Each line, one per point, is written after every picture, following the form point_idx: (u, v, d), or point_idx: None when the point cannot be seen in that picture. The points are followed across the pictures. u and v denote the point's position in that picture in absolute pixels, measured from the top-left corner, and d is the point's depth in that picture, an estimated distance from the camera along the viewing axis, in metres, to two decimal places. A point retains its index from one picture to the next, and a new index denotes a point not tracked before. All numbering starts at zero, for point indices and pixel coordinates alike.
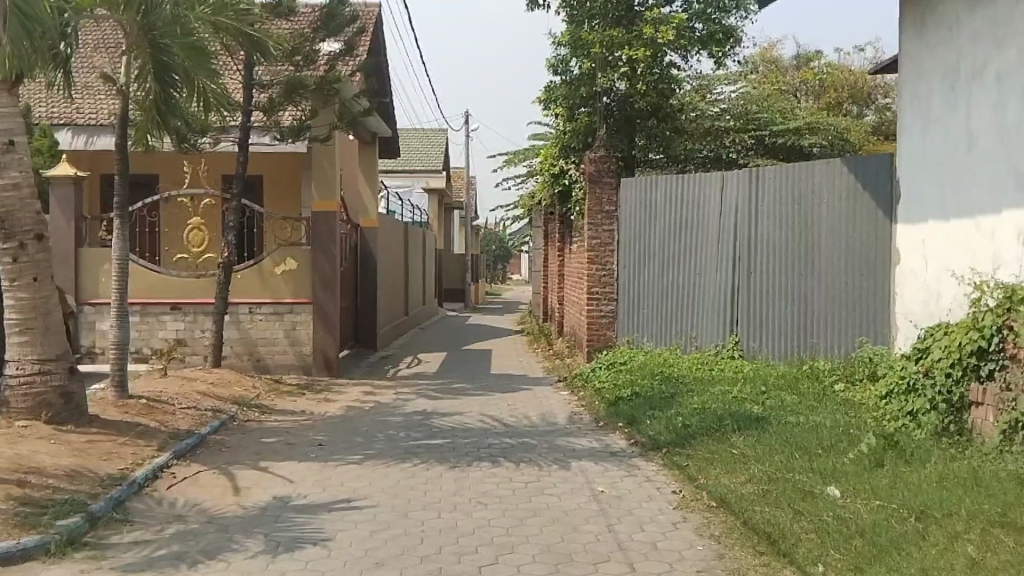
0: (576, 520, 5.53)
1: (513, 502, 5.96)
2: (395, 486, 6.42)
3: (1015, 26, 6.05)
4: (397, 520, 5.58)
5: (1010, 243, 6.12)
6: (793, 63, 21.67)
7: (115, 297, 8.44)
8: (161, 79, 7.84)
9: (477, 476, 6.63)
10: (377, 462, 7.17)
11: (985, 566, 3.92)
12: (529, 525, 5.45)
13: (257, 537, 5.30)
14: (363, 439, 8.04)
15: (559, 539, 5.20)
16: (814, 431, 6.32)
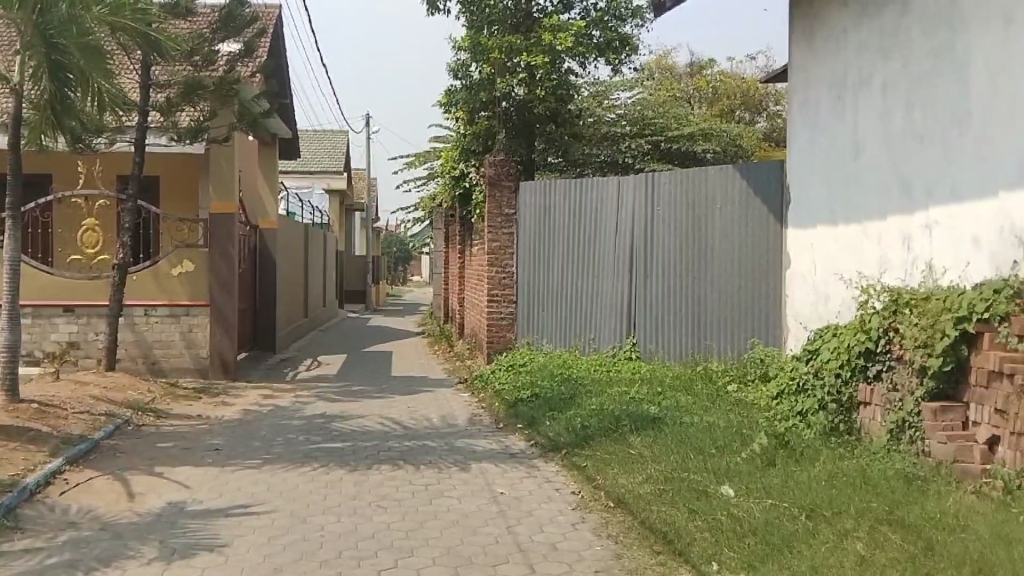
0: (476, 523, 5.45)
1: (413, 505, 5.85)
2: (293, 491, 6.21)
3: (900, 37, 6.25)
4: (296, 525, 5.40)
5: (896, 248, 6.37)
6: (687, 70, 22.18)
7: (7, 301, 7.90)
8: (55, 78, 7.20)
9: (377, 480, 6.48)
10: (276, 466, 6.94)
11: (873, 564, 4.02)
12: (429, 528, 5.34)
13: (150, 544, 5.03)
14: (261, 443, 7.76)
15: (459, 541, 5.12)
16: (708, 432, 6.42)
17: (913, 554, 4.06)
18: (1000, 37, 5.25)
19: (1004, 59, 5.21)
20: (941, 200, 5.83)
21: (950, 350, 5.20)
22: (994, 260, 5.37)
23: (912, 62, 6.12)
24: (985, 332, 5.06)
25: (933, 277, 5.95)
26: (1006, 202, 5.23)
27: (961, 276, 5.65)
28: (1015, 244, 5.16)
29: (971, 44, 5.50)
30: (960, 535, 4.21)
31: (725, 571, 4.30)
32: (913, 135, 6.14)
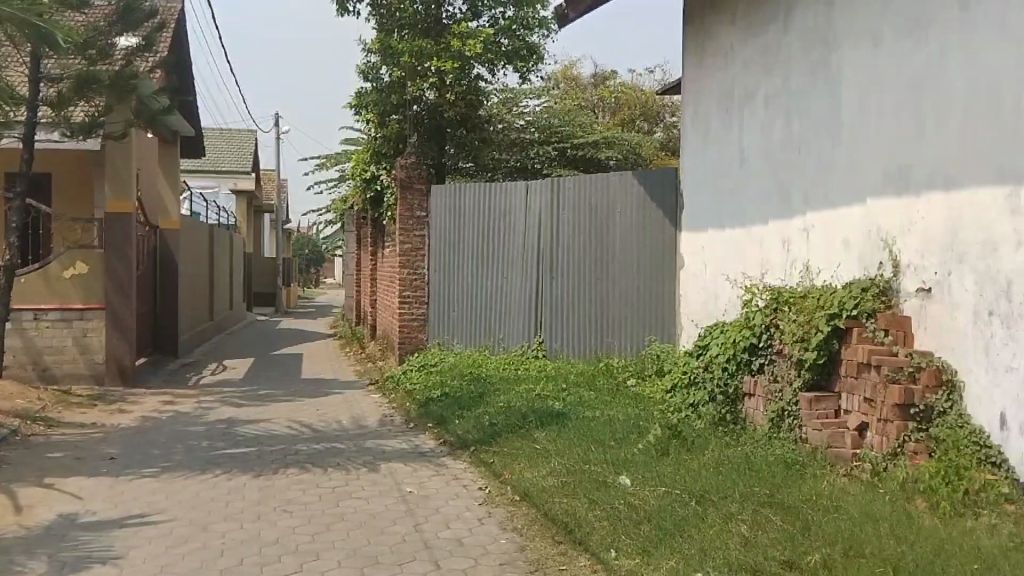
0: (384, 523, 5.65)
1: (319, 508, 6.00)
2: (194, 498, 6.29)
3: (781, 56, 6.73)
4: (196, 534, 5.49)
5: (775, 250, 6.87)
6: (591, 81, 22.77)
7: None
8: None
9: (282, 484, 6.61)
10: (175, 474, 7.00)
11: (754, 544, 4.28)
12: (333, 531, 5.53)
13: (40, 559, 5.07)
14: (160, 451, 7.77)
15: (366, 542, 5.31)
16: (608, 425, 6.78)
17: (789, 534, 4.34)
18: (866, 57, 5.74)
19: (870, 77, 5.71)
20: (817, 206, 6.32)
21: (824, 344, 5.62)
22: (862, 260, 5.84)
23: (792, 78, 6.60)
24: (854, 327, 5.52)
25: (810, 276, 6.43)
26: (872, 208, 5.74)
27: (833, 276, 6.13)
28: (880, 246, 5.65)
29: (842, 64, 5.99)
30: (832, 515, 4.51)
31: (621, 557, 4.54)
32: (792, 146, 6.62)
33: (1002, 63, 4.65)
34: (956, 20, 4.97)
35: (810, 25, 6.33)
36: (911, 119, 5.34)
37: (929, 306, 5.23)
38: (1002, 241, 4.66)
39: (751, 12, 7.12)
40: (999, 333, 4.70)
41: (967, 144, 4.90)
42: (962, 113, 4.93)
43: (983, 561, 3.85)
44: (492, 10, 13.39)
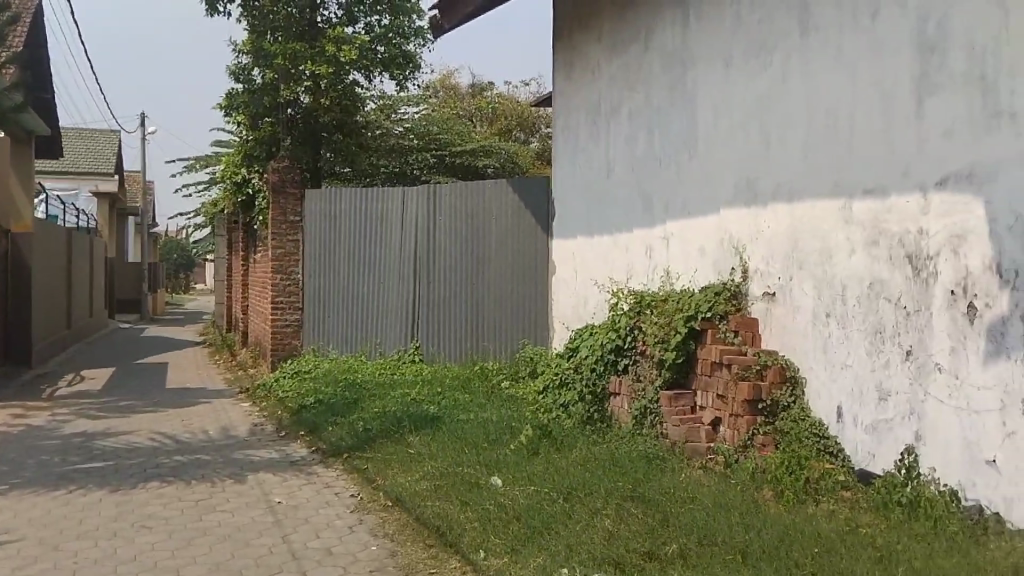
0: (249, 535, 5.42)
1: (181, 522, 5.75)
2: (45, 516, 6.01)
3: (643, 73, 7.09)
4: (46, 553, 5.20)
5: (640, 257, 7.22)
6: (468, 90, 23.01)
7: None
8: None
9: (142, 498, 6.39)
10: (25, 491, 6.70)
11: (620, 537, 4.35)
12: (198, 545, 5.27)
13: None
14: (9, 468, 7.43)
15: (230, 556, 5.06)
16: (481, 426, 6.89)
17: (652, 526, 4.43)
18: (719, 77, 6.14)
19: (723, 97, 6.11)
20: (677, 215, 6.69)
21: (682, 345, 5.97)
22: (715, 265, 6.25)
23: (653, 95, 6.97)
24: (709, 329, 5.92)
25: (670, 281, 6.80)
26: (725, 218, 6.14)
27: (691, 281, 6.52)
28: (732, 253, 6.07)
29: (698, 83, 6.39)
30: (688, 506, 4.66)
31: (490, 556, 4.48)
32: (654, 158, 6.98)
33: (837, 86, 5.10)
34: (797, 46, 5.41)
35: (668, 45, 6.71)
36: (759, 137, 5.76)
37: (774, 309, 5.68)
38: (837, 249, 5.12)
39: (615, 31, 7.48)
40: (836, 332, 5.15)
41: (808, 160, 5.34)
42: (804, 131, 5.37)
43: (827, 546, 3.99)
44: (368, 17, 13.43)
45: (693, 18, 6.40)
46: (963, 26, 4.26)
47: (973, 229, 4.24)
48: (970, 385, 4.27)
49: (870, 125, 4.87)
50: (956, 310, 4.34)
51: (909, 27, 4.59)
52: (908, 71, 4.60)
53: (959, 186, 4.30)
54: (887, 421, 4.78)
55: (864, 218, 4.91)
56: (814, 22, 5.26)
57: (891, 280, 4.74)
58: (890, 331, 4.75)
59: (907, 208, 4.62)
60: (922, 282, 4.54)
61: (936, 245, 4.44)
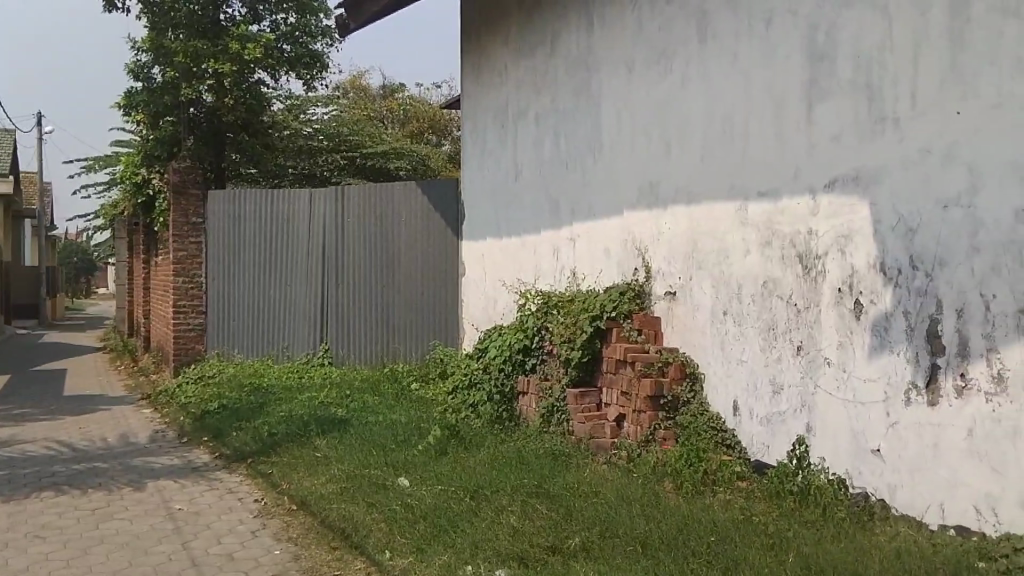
0: (149, 543, 5.28)
1: (77, 531, 5.57)
2: None
3: (549, 76, 7.20)
4: None
5: (547, 258, 7.31)
6: (380, 92, 22.83)
7: None
8: None
9: (36, 508, 6.15)
10: None
11: (525, 532, 4.40)
12: (94, 554, 5.11)
13: None
14: None
15: (127, 564, 4.93)
16: (388, 428, 6.87)
17: (555, 520, 4.50)
18: (621, 81, 6.28)
19: (625, 100, 6.26)
20: (582, 217, 6.80)
21: (588, 343, 6.08)
22: (619, 266, 6.39)
23: (559, 99, 7.08)
24: (614, 327, 6.01)
25: (576, 281, 6.91)
26: (628, 220, 6.29)
27: (596, 281, 6.65)
28: (634, 254, 6.22)
29: (602, 87, 6.53)
30: (592, 500, 4.75)
31: (395, 556, 4.48)
32: (560, 161, 7.09)
33: (733, 91, 5.28)
34: (695, 52, 5.58)
35: (573, 49, 6.83)
36: (659, 140, 5.93)
37: (675, 307, 5.85)
38: (733, 249, 5.30)
39: (522, 35, 7.56)
40: (732, 330, 5.33)
41: (705, 163, 5.51)
42: (702, 134, 5.54)
43: (722, 535, 4.11)
44: (273, 16, 13.30)
45: (596, 24, 6.53)
46: (850, 35, 4.46)
47: (858, 229, 4.45)
48: (856, 378, 4.47)
49: (763, 129, 5.05)
50: (843, 306, 4.54)
51: (799, 35, 4.79)
52: (799, 78, 4.80)
53: (845, 188, 4.51)
54: (780, 414, 4.97)
55: (758, 219, 5.10)
56: (711, 29, 5.43)
57: (783, 279, 4.93)
58: (783, 328, 4.94)
59: (798, 209, 4.81)
60: (812, 280, 4.73)
61: (824, 245, 4.64)
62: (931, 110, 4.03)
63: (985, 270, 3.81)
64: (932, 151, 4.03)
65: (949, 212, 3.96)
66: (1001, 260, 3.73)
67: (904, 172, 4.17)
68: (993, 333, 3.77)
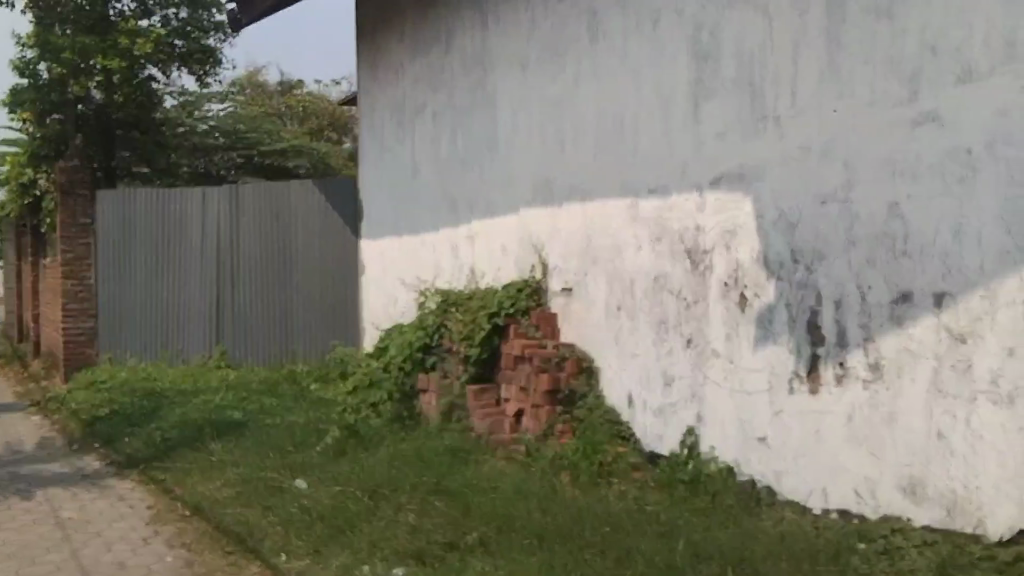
0: (36, 553, 5.08)
1: None
2: None
3: (444, 74, 7.21)
4: None
5: (446, 256, 7.32)
6: (278, 88, 22.43)
7: None
8: None
9: None
10: None
11: (424, 530, 4.41)
12: None
13: None
14: None
15: None
16: (286, 430, 6.75)
17: (453, 517, 4.53)
18: (516, 79, 6.35)
19: (520, 99, 6.33)
20: (480, 215, 6.85)
21: (486, 341, 6.12)
22: (517, 263, 6.46)
23: (455, 96, 7.10)
24: (512, 324, 6.11)
25: (475, 279, 6.94)
26: (525, 217, 6.36)
27: (494, 279, 6.70)
28: (531, 251, 6.30)
29: (497, 85, 6.58)
30: (490, 495, 4.79)
31: (290, 560, 4.43)
32: (456, 159, 7.12)
33: (623, 91, 5.40)
34: (587, 51, 5.68)
35: (468, 47, 6.87)
36: (554, 138, 6.02)
37: (572, 303, 5.95)
38: (625, 245, 5.42)
39: (417, 31, 7.56)
40: (625, 324, 5.45)
41: (598, 160, 5.62)
42: (595, 132, 5.65)
43: (615, 525, 4.21)
44: (164, 11, 12.91)
45: (490, 23, 6.58)
46: (734, 35, 4.62)
47: (742, 225, 4.61)
48: (743, 368, 4.64)
49: (653, 128, 5.19)
50: (729, 299, 4.70)
51: (686, 35, 4.93)
52: (685, 78, 4.94)
53: (730, 185, 4.67)
54: (672, 404, 5.12)
55: (649, 216, 5.23)
56: (602, 29, 5.54)
57: (673, 273, 5.08)
58: (673, 321, 5.08)
59: (686, 206, 4.96)
60: (700, 275, 4.88)
61: (711, 240, 4.80)
62: (808, 110, 4.22)
63: (860, 262, 4.00)
64: (811, 149, 4.22)
65: (827, 207, 4.15)
66: (875, 253, 3.93)
67: (785, 169, 4.35)
68: (869, 323, 3.97)
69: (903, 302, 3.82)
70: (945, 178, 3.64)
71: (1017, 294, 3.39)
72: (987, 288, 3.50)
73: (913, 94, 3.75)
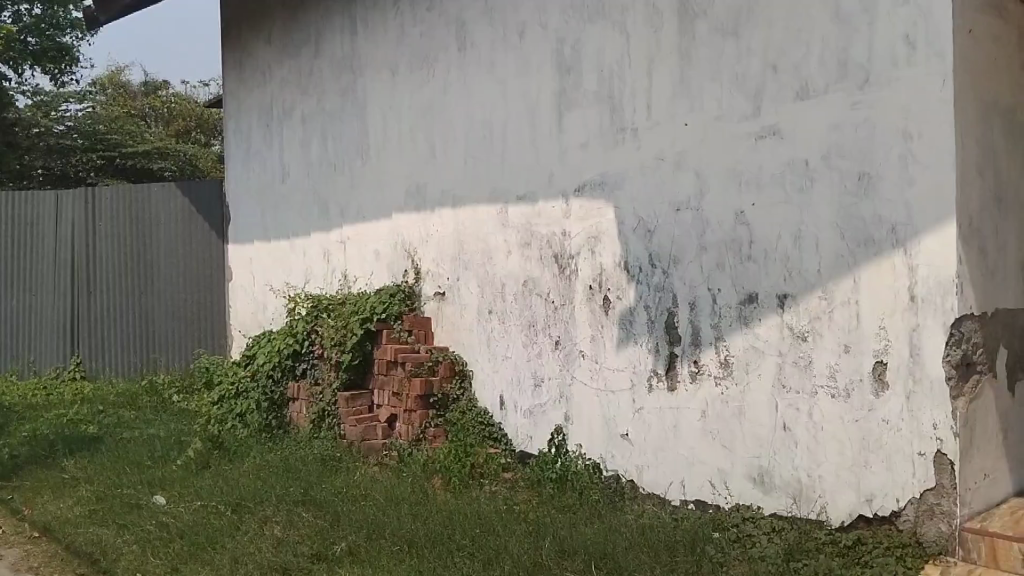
0: None
1: None
2: None
3: (314, 77, 7.14)
4: None
5: (318, 261, 7.24)
6: (142, 88, 21.57)
7: None
8: None
9: None
10: None
11: (288, 543, 4.37)
12: None
13: None
14: None
15: None
16: (146, 444, 6.52)
17: (319, 526, 4.52)
18: (386, 85, 6.36)
19: (391, 105, 6.34)
20: (351, 219, 6.81)
21: (358, 346, 6.06)
22: (389, 268, 6.46)
23: (325, 100, 7.03)
24: (383, 329, 6.06)
25: (347, 285, 6.90)
26: (397, 222, 6.37)
27: (367, 284, 6.67)
28: (403, 256, 6.32)
29: (367, 89, 6.57)
30: (360, 503, 4.78)
31: None
32: (327, 163, 7.06)
33: (490, 99, 5.50)
34: (455, 60, 5.75)
35: (337, 51, 6.82)
36: (424, 144, 6.06)
37: (444, 308, 6.00)
38: (495, 250, 5.51)
39: (285, 34, 7.45)
40: (497, 327, 5.55)
41: (467, 167, 5.70)
42: (464, 139, 5.72)
43: (484, 527, 4.28)
44: (14, 5, 12.29)
45: (359, 28, 6.57)
46: (593, 49, 4.78)
47: (605, 231, 4.77)
48: (607, 368, 4.80)
49: (520, 136, 5.30)
50: (594, 303, 4.85)
51: (549, 48, 5.07)
52: (549, 88, 5.08)
53: (592, 193, 4.83)
54: (541, 405, 5.24)
55: (517, 222, 5.34)
56: (470, 37, 5.62)
57: (541, 277, 5.20)
58: (542, 323, 5.21)
59: (552, 212, 5.10)
60: (566, 278, 5.02)
61: (576, 246, 4.95)
62: (663, 122, 4.42)
63: (711, 267, 4.21)
64: (666, 159, 4.41)
65: (680, 215, 4.35)
66: (725, 258, 4.15)
67: (642, 178, 4.54)
68: (719, 323, 4.19)
69: (750, 303, 4.05)
70: (785, 187, 3.88)
71: (850, 296, 3.66)
72: (824, 290, 3.75)
73: (756, 109, 3.99)
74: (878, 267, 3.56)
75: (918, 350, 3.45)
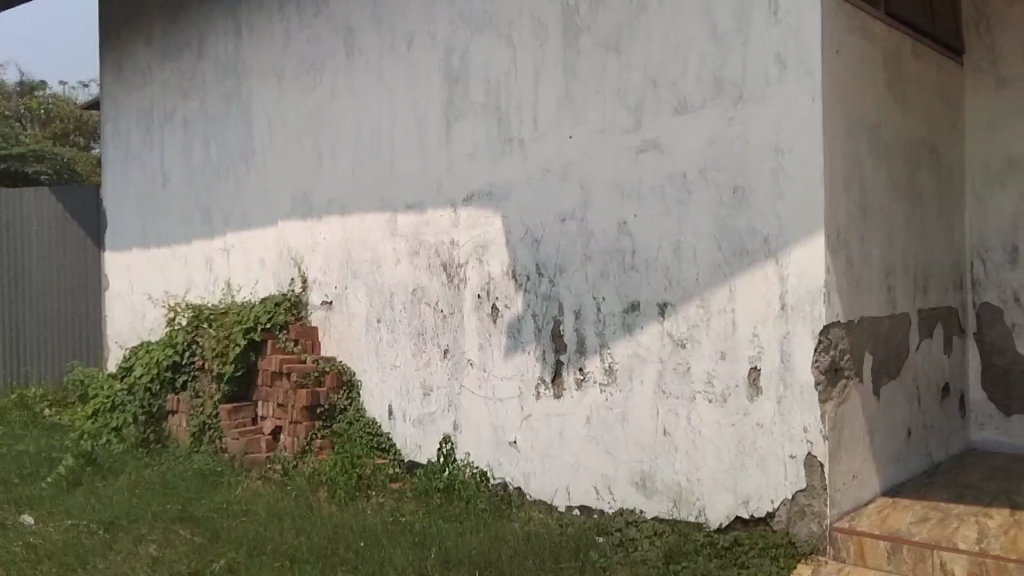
0: None
1: None
2: None
3: (197, 80, 6.94)
4: None
5: (200, 269, 7.02)
6: (16, 88, 20.55)
7: None
8: None
9: None
10: None
11: (163, 562, 4.19)
12: None
13: None
14: None
15: None
16: (13, 461, 6.15)
17: (197, 543, 4.38)
18: (272, 89, 6.23)
19: (277, 111, 6.21)
20: (235, 226, 6.64)
21: (241, 357, 5.94)
22: (275, 277, 6.31)
23: (208, 104, 6.84)
24: (268, 339, 5.93)
25: (231, 293, 6.71)
26: (283, 229, 6.24)
27: (251, 293, 6.51)
28: (290, 265, 6.19)
29: (252, 93, 6.43)
30: (239, 519, 4.65)
31: None
32: (210, 169, 6.86)
33: (378, 107, 5.46)
34: (342, 67, 5.69)
35: (221, 55, 6.66)
36: (311, 151, 5.96)
37: (331, 317, 5.89)
38: (383, 258, 5.47)
39: (167, 35, 7.22)
40: (385, 336, 5.49)
41: (356, 175, 5.64)
42: (352, 146, 5.66)
43: (370, 539, 4.23)
44: None
45: (244, 31, 6.42)
46: (480, 60, 4.81)
47: (493, 240, 4.79)
48: (495, 376, 4.81)
49: (409, 144, 5.27)
50: (482, 311, 4.86)
51: (437, 57, 5.07)
52: (437, 98, 5.09)
53: (480, 202, 4.85)
54: (430, 414, 5.21)
55: (406, 230, 5.31)
56: (357, 44, 5.57)
57: (429, 286, 5.18)
58: (430, 332, 5.18)
59: (440, 221, 5.09)
60: (454, 287, 5.02)
61: (464, 255, 4.95)
62: (549, 133, 4.48)
63: (596, 275, 4.28)
64: (551, 170, 4.47)
65: (566, 225, 4.41)
66: (608, 267, 4.22)
67: (529, 188, 4.58)
68: (604, 331, 4.26)
69: (632, 311, 4.14)
70: (665, 199, 3.99)
71: (727, 305, 3.78)
72: (702, 299, 3.87)
73: (637, 122, 4.09)
74: (753, 277, 3.69)
75: (789, 357, 3.59)
